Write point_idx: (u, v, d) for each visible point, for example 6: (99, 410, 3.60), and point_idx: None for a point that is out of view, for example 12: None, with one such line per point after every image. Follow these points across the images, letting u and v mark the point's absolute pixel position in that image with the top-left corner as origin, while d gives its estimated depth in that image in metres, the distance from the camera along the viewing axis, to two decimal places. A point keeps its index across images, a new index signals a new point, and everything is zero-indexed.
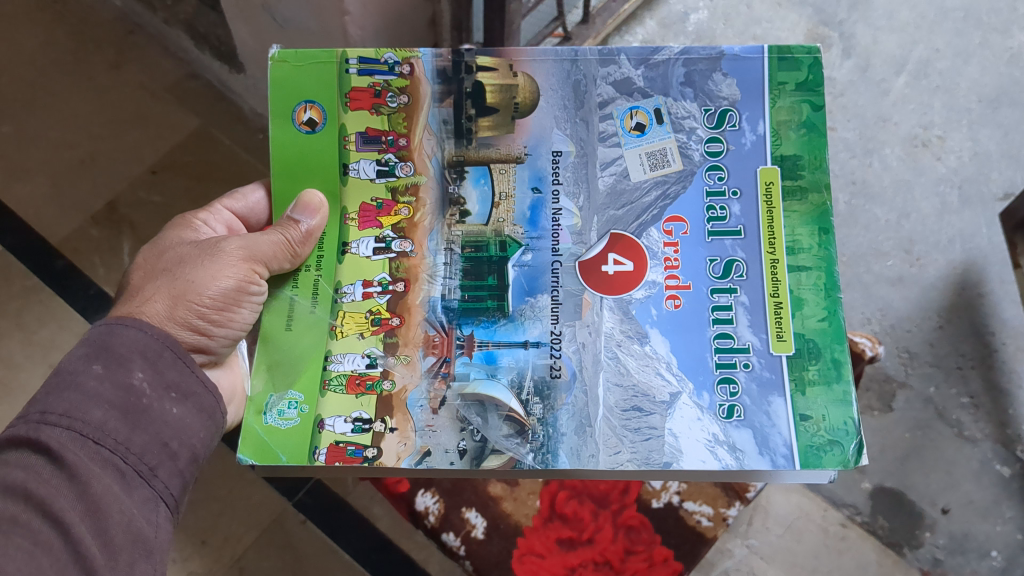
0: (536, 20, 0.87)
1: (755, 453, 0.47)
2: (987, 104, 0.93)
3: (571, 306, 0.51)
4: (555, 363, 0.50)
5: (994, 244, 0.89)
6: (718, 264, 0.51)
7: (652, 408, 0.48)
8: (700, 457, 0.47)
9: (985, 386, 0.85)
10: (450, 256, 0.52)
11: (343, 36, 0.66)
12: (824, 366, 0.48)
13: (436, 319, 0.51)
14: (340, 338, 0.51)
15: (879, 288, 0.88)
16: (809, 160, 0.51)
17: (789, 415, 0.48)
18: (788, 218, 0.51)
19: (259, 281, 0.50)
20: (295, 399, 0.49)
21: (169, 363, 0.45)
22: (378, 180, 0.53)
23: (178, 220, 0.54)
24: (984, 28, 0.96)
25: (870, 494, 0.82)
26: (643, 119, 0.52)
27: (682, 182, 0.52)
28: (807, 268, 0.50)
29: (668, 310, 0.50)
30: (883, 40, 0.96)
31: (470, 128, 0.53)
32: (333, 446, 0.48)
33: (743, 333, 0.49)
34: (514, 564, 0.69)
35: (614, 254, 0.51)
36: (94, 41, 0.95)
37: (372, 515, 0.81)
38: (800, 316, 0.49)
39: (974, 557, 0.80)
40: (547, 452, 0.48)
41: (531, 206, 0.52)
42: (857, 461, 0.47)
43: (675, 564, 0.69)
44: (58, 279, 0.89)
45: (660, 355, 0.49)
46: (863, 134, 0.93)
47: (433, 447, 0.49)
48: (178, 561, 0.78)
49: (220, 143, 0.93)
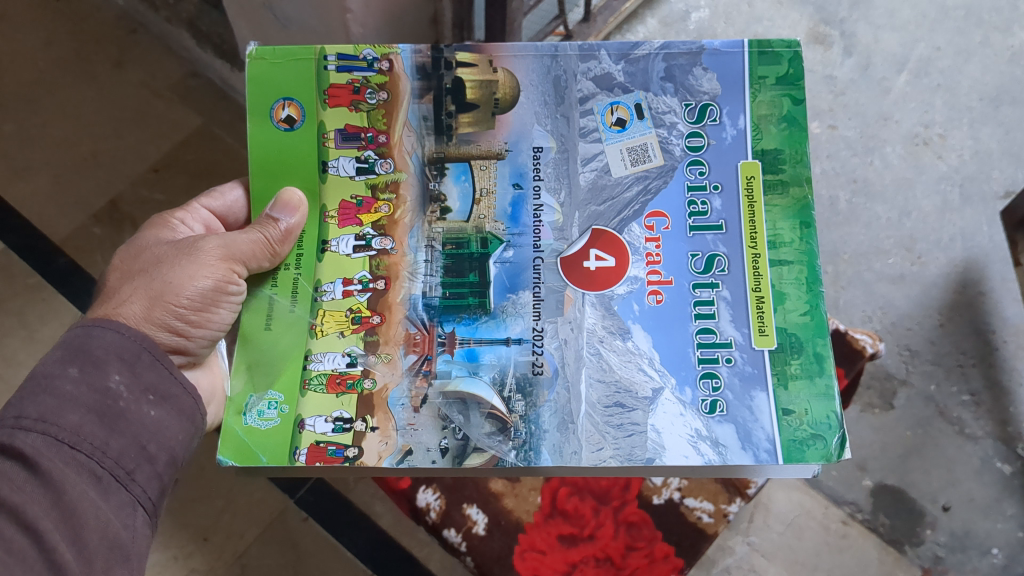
0: (537, 18, 0.88)
1: (738, 448, 0.47)
2: (988, 103, 0.93)
3: (553, 303, 0.51)
4: (537, 360, 0.50)
5: (996, 242, 0.89)
6: (700, 259, 0.51)
7: (634, 404, 0.48)
8: (683, 453, 0.47)
9: (986, 384, 0.85)
10: (431, 254, 0.52)
11: (344, 33, 0.66)
12: (807, 360, 0.48)
13: (417, 317, 0.51)
14: (320, 337, 0.51)
15: (880, 286, 0.88)
16: (790, 154, 0.51)
17: (772, 410, 0.48)
18: (770, 213, 0.51)
19: (237, 281, 0.50)
20: (275, 399, 0.49)
21: (147, 364, 0.45)
22: (358, 177, 0.53)
23: (155, 220, 0.54)
24: (985, 27, 0.96)
25: (871, 492, 0.82)
26: (624, 114, 0.53)
27: (663, 177, 0.52)
28: (789, 263, 0.50)
29: (650, 305, 0.50)
30: (885, 38, 0.96)
31: (451, 126, 0.53)
32: (313, 447, 0.48)
33: (726, 328, 0.49)
34: (515, 561, 0.69)
35: (596, 250, 0.51)
36: (97, 40, 0.95)
37: (372, 512, 0.81)
38: (783, 310, 0.49)
39: (975, 555, 0.80)
40: (530, 449, 0.48)
41: (512, 203, 0.52)
42: (841, 455, 0.46)
43: (677, 562, 0.69)
44: (60, 277, 0.89)
45: (643, 350, 0.50)
46: (864, 132, 0.93)
47: (415, 446, 0.49)
48: (179, 559, 0.78)
49: (221, 141, 0.93)
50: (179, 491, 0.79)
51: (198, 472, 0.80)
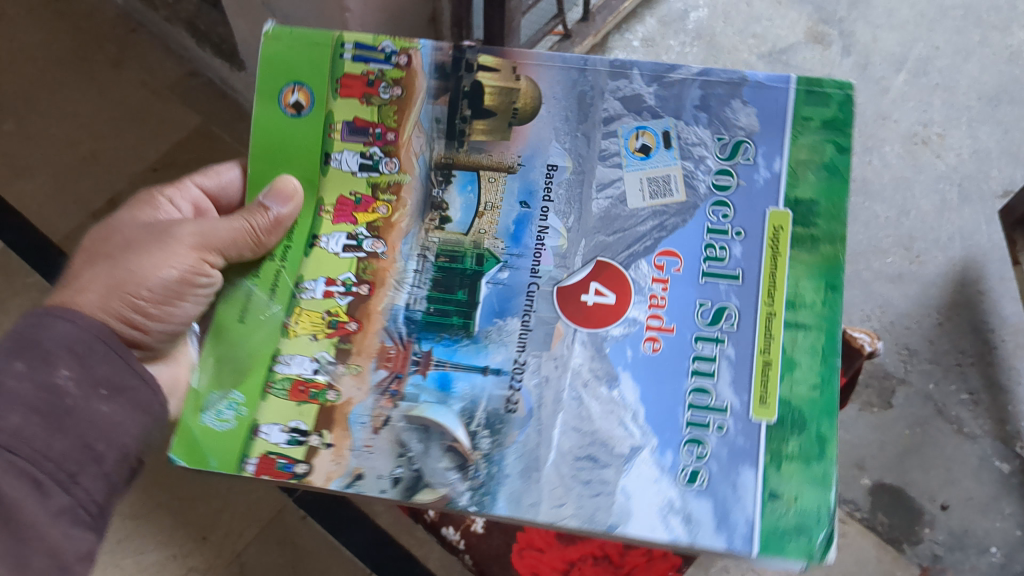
0: (537, 18, 0.89)
1: (711, 526, 0.46)
2: (987, 102, 0.94)
3: (541, 335, 0.50)
4: (512, 397, 0.49)
5: (994, 242, 0.89)
6: (707, 310, 0.50)
7: (608, 460, 0.47)
8: (651, 525, 0.46)
9: (984, 383, 0.85)
10: (422, 264, 0.52)
11: (341, 30, 0.66)
12: (807, 441, 0.47)
13: (395, 330, 0.51)
14: (291, 338, 0.51)
15: (879, 285, 0.88)
16: (825, 207, 0.51)
17: (759, 492, 0.46)
18: (793, 270, 0.50)
19: (209, 271, 0.51)
20: (235, 400, 0.49)
21: (100, 358, 0.46)
22: (360, 174, 0.53)
23: (143, 195, 0.55)
24: (983, 26, 0.97)
25: (869, 490, 0.82)
26: (649, 141, 0.53)
27: (681, 215, 0.52)
28: (806, 327, 0.49)
29: (645, 352, 0.49)
30: (883, 38, 0.96)
31: (464, 131, 0.53)
32: (263, 457, 0.48)
33: (724, 393, 0.48)
34: (514, 558, 0.70)
35: (596, 284, 0.51)
36: (96, 40, 0.96)
37: (372, 511, 0.81)
38: (790, 380, 0.48)
39: (973, 553, 0.80)
40: (485, 494, 0.47)
41: (515, 221, 0.53)
42: (822, 556, 0.45)
43: (673, 559, 0.68)
44: (59, 276, 0.89)
45: (628, 402, 0.49)
46: (862, 131, 0.93)
47: (367, 471, 0.48)
48: (178, 558, 0.78)
49: (220, 141, 0.93)
50: (176, 490, 0.80)
51: (197, 473, 0.80)
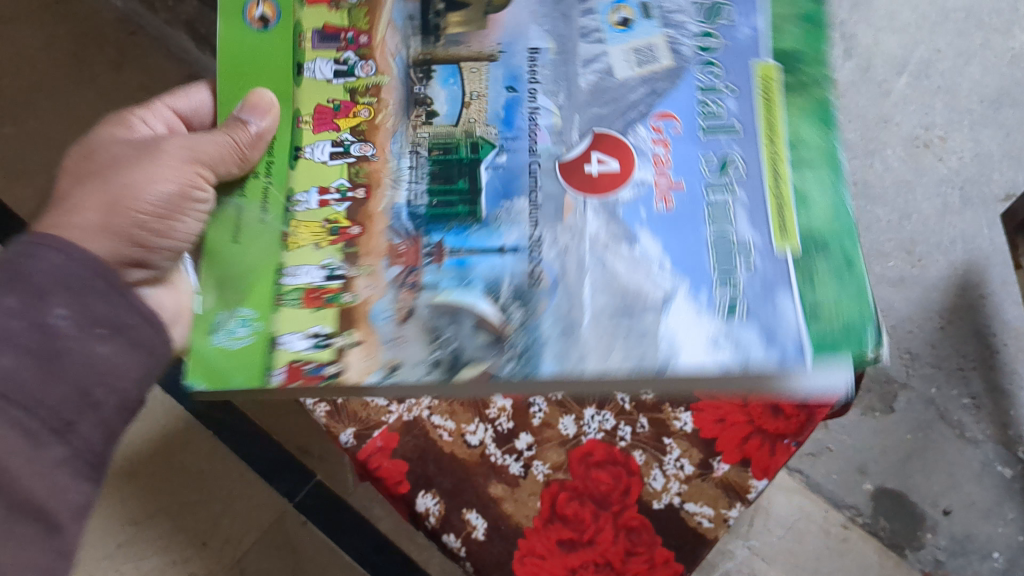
0: None
1: (763, 345, 0.35)
2: (989, 104, 0.92)
3: (552, 207, 0.38)
4: (537, 268, 0.37)
5: (996, 245, 0.89)
6: (713, 160, 0.39)
7: (643, 307, 0.36)
8: (706, 349, 0.35)
9: (986, 387, 0.84)
10: (418, 159, 0.40)
11: None
12: (835, 258, 0.37)
13: (403, 225, 0.39)
14: (293, 247, 0.39)
15: (880, 289, 0.89)
16: (811, 56, 0.40)
17: (796, 312, 0.35)
18: (790, 111, 0.40)
19: (204, 185, 0.40)
20: (247, 316, 0.38)
21: (100, 294, 0.36)
22: (336, 80, 0.41)
23: (112, 116, 0.47)
24: (986, 28, 0.93)
25: (871, 495, 0.82)
26: (628, 15, 0.42)
27: (671, 80, 0.41)
28: (805, 143, 0.39)
29: (660, 209, 0.38)
30: (885, 40, 0.94)
31: (439, 25, 0.42)
32: (291, 366, 0.37)
33: (740, 227, 0.37)
34: None
35: (596, 151, 0.39)
36: (91, 39, 0.97)
37: (373, 516, 0.81)
38: (806, 210, 0.38)
39: (976, 558, 0.80)
40: (532, 357, 0.36)
41: (505, 105, 0.41)
42: (877, 358, 0.35)
43: None
44: None
45: (654, 254, 0.37)
46: (864, 134, 0.94)
47: (405, 357, 0.36)
48: (178, 563, 0.77)
49: None
50: (177, 495, 0.79)
51: (198, 478, 0.80)
